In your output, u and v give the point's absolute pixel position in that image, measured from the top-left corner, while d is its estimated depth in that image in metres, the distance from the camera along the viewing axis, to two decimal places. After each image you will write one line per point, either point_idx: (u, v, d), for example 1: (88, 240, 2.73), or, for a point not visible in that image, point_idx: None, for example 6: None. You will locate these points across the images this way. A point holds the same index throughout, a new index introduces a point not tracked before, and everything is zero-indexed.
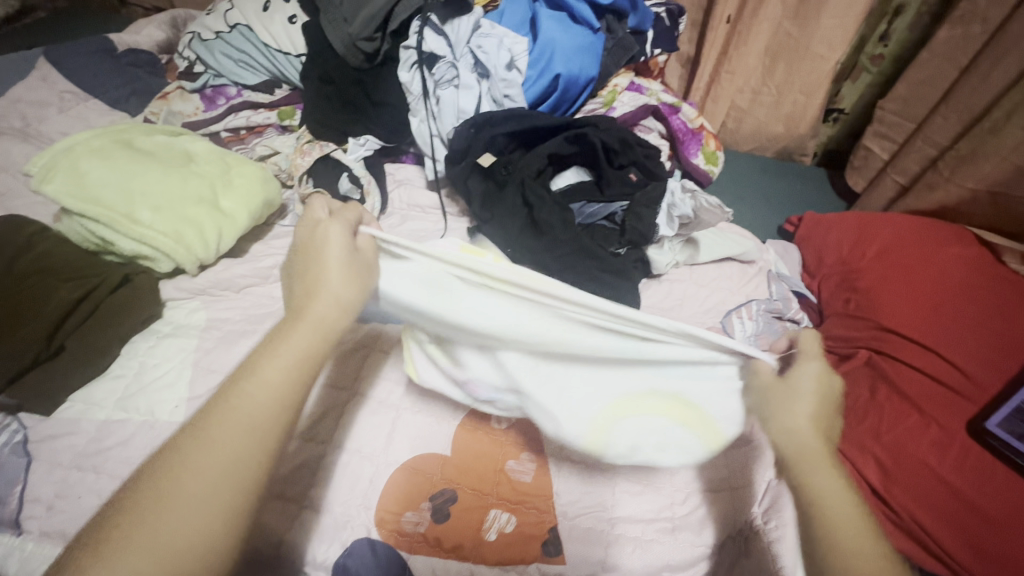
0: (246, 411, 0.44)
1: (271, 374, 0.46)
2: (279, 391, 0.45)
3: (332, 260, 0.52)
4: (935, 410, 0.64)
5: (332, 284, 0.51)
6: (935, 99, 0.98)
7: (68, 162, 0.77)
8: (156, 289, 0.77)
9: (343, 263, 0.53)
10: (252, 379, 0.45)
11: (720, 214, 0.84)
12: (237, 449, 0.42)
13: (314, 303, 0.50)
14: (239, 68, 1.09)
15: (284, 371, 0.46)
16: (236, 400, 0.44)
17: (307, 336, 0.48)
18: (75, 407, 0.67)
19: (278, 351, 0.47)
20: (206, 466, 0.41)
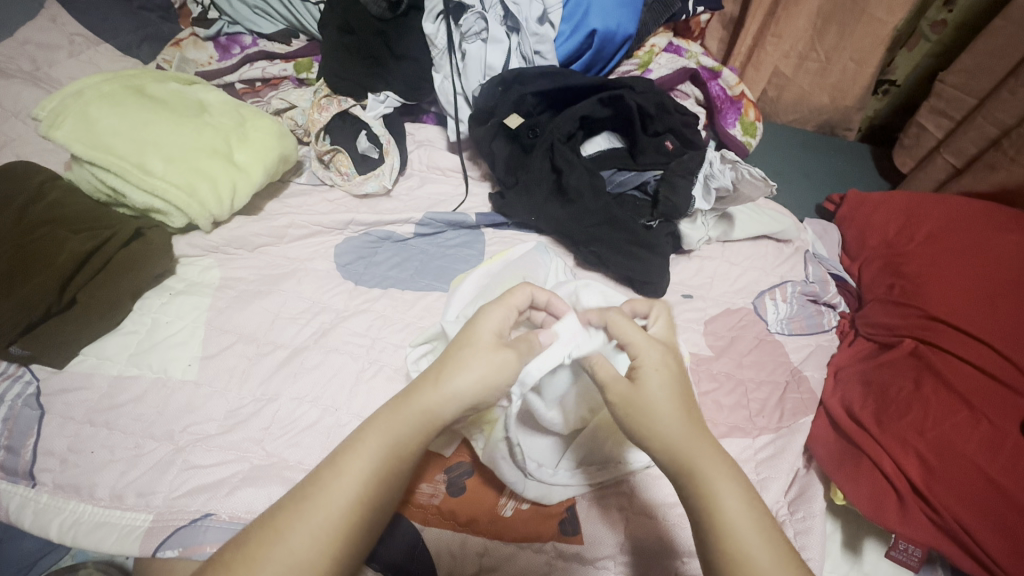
0: (331, 506, 0.42)
1: (360, 476, 0.43)
2: (372, 482, 0.44)
3: (479, 347, 0.48)
4: (985, 406, 0.61)
5: (457, 385, 0.46)
6: (1004, 73, 0.90)
7: (78, 108, 0.74)
8: (168, 244, 0.74)
9: (489, 348, 0.49)
10: (348, 471, 0.44)
11: (763, 187, 0.77)
12: (326, 543, 0.41)
13: (423, 393, 0.46)
14: (256, 16, 1.04)
15: (375, 475, 0.44)
16: (313, 500, 0.42)
17: (405, 428, 0.45)
18: (88, 361, 0.66)
19: (376, 444, 0.45)
20: (294, 560, 0.40)
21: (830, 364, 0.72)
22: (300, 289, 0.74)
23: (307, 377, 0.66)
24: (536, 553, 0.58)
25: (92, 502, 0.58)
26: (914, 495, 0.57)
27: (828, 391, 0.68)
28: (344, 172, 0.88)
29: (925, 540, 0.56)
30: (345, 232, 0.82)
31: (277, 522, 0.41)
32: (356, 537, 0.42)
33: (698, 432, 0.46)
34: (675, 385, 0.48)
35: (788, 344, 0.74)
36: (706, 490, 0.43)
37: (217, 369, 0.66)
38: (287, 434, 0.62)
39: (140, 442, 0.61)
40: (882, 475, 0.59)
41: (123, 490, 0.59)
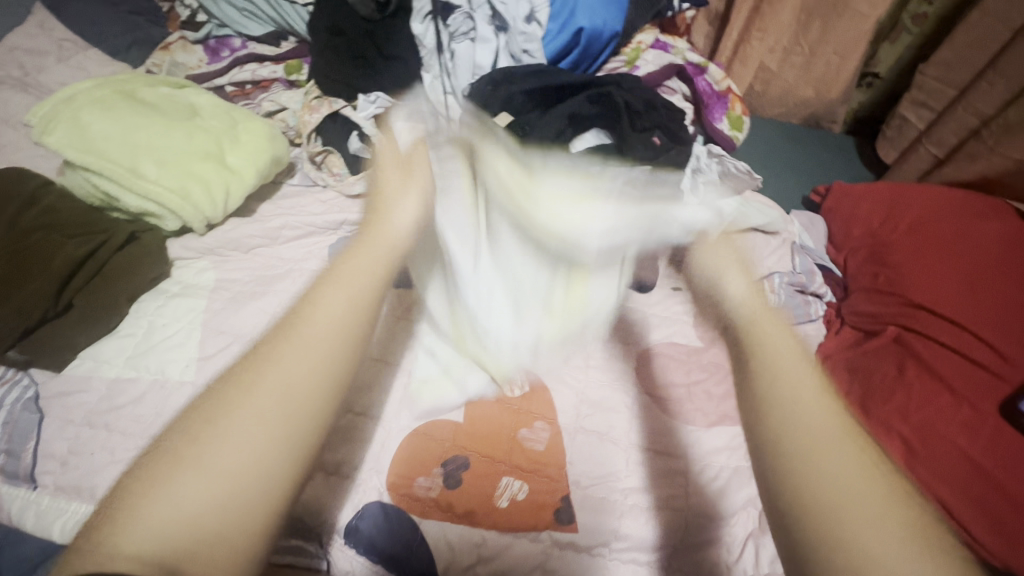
0: (266, 392, 0.39)
1: (305, 352, 0.41)
2: (321, 354, 0.41)
3: (385, 247, 0.53)
4: (965, 390, 0.63)
5: (334, 298, 0.45)
6: (984, 63, 0.91)
7: (69, 114, 0.74)
8: (163, 248, 0.75)
9: (387, 249, 0.53)
10: (276, 366, 0.40)
11: (748, 179, 0.84)
12: (270, 430, 0.38)
13: (317, 291, 0.45)
14: (244, 19, 1.05)
15: (316, 352, 0.41)
16: (248, 387, 0.39)
17: (340, 313, 0.44)
18: (85, 364, 0.67)
19: (300, 348, 0.41)
20: (229, 460, 0.36)
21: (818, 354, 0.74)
22: (295, 290, 0.75)
23: None
24: (533, 542, 0.59)
25: (94, 502, 0.59)
26: None
27: None
28: (336, 172, 0.90)
29: None
30: (339, 232, 0.83)
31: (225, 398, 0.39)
32: (307, 427, 0.39)
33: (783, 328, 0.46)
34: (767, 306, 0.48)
35: None
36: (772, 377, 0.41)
37: (214, 370, 0.67)
38: None
39: (139, 443, 0.62)
40: None
41: None
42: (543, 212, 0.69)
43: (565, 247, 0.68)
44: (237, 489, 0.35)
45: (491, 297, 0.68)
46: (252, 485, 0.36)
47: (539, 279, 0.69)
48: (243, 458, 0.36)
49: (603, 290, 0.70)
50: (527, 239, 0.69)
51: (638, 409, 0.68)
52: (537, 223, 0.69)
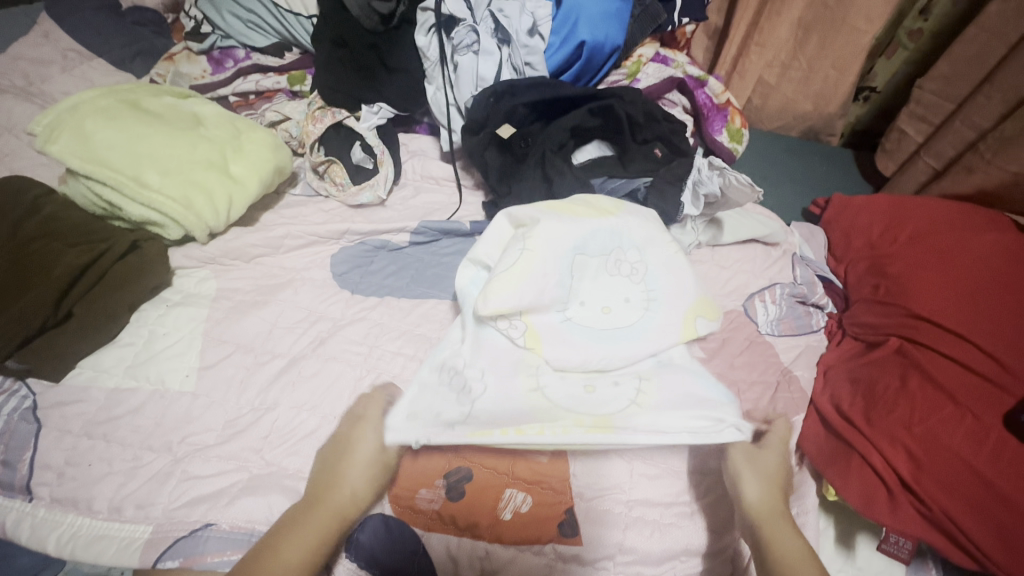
0: None
1: (289, 562, 0.50)
2: (293, 572, 0.50)
3: (359, 459, 0.58)
4: (969, 401, 0.63)
5: (351, 478, 0.57)
6: (980, 79, 0.93)
7: (73, 122, 0.74)
8: (164, 256, 0.74)
9: (369, 463, 0.58)
10: (276, 561, 0.50)
11: (750, 193, 0.78)
12: None
13: (334, 493, 0.56)
14: (248, 30, 1.05)
15: (292, 570, 0.50)
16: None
17: (318, 523, 0.53)
18: (84, 374, 0.66)
19: (303, 526, 0.53)
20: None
21: (820, 364, 0.74)
22: (297, 299, 0.75)
23: (305, 385, 0.66)
24: (537, 555, 0.58)
25: (90, 515, 0.58)
26: (904, 489, 0.59)
27: (818, 389, 0.70)
28: (340, 182, 0.90)
29: (914, 532, 0.57)
30: (342, 242, 0.83)
31: None
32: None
33: (781, 499, 0.57)
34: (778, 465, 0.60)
35: (778, 344, 0.76)
36: (771, 534, 0.54)
37: (215, 379, 0.66)
38: (286, 442, 0.62)
39: (138, 454, 0.61)
40: (873, 470, 0.60)
41: (121, 502, 0.59)
42: (540, 287, 0.66)
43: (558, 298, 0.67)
44: None
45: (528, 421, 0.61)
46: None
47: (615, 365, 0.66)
48: None
49: (676, 383, 0.64)
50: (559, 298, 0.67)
51: None
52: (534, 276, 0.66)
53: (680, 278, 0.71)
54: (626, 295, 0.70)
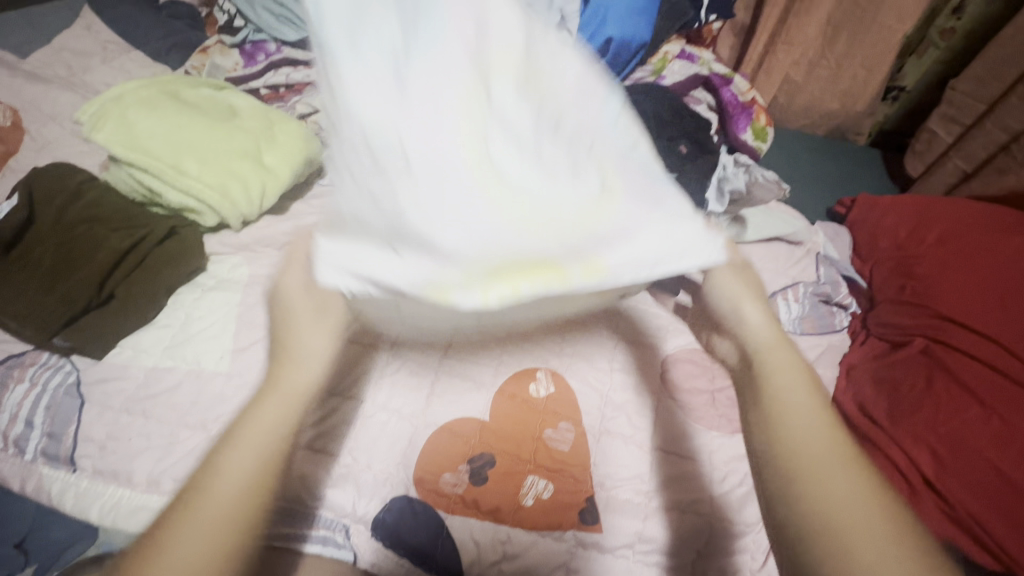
0: (216, 508, 0.42)
1: (243, 474, 0.44)
2: (257, 471, 0.45)
3: (300, 310, 0.55)
4: (996, 403, 0.62)
5: (305, 356, 0.53)
6: (1013, 79, 0.91)
7: (117, 111, 0.77)
8: (201, 243, 0.77)
9: (311, 308, 0.55)
10: (217, 470, 0.45)
11: (776, 190, 0.80)
12: (213, 538, 0.41)
13: (285, 370, 0.51)
14: (280, 24, 1.08)
15: (259, 462, 0.45)
16: (192, 514, 0.42)
17: (276, 402, 0.49)
18: (125, 353, 0.68)
19: (265, 410, 0.48)
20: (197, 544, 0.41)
21: (843, 364, 0.74)
22: None
23: (334, 368, 0.68)
24: (557, 541, 0.59)
25: (130, 486, 0.61)
26: (926, 487, 0.59)
27: (841, 389, 0.70)
28: None
29: (936, 531, 0.57)
30: None
31: (164, 535, 0.41)
32: (267, 493, 0.45)
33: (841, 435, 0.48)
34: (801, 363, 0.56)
35: (801, 342, 0.76)
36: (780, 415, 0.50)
37: (247, 361, 0.69)
38: (315, 424, 0.65)
39: (175, 430, 0.64)
40: (895, 468, 0.61)
41: (159, 476, 0.61)
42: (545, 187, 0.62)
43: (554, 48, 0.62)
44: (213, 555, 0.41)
45: (513, 262, 0.49)
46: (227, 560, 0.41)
47: (561, 189, 0.53)
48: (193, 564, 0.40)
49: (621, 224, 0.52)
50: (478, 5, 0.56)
51: (666, 413, 0.68)
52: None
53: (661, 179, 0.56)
54: (573, 171, 0.54)
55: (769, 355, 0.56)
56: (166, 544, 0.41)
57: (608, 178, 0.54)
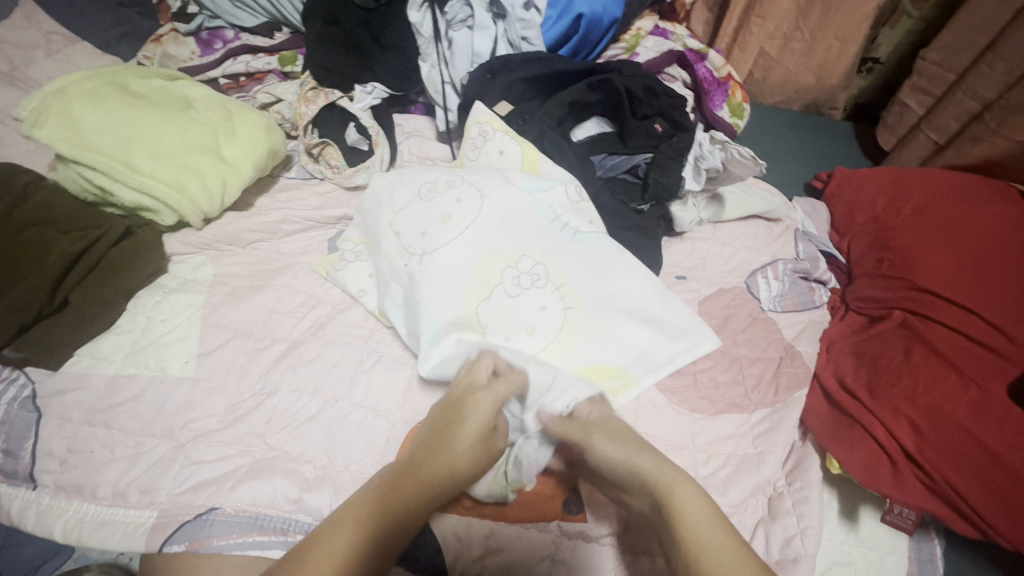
0: (358, 507, 0.51)
1: (374, 492, 0.52)
2: (375, 506, 0.51)
3: (468, 427, 0.57)
4: (973, 371, 0.62)
5: (463, 444, 0.56)
6: (983, 46, 0.91)
7: (59, 106, 0.72)
8: (159, 243, 0.73)
9: (478, 431, 0.57)
10: (373, 491, 0.53)
11: (752, 166, 0.77)
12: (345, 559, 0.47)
13: (441, 456, 0.55)
14: (236, 9, 1.04)
15: (392, 506, 0.51)
16: (344, 518, 0.50)
17: (420, 469, 0.54)
18: (83, 362, 0.65)
19: (406, 483, 0.53)
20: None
21: (823, 340, 0.73)
22: (295, 284, 0.74)
23: (306, 369, 0.66)
24: (542, 532, 0.59)
25: (95, 501, 0.58)
26: (908, 461, 0.59)
27: (821, 365, 0.69)
28: (334, 164, 0.88)
29: (917, 503, 0.57)
30: (338, 226, 0.82)
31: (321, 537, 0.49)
32: (379, 554, 0.49)
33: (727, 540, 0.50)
34: (707, 508, 0.52)
35: (782, 320, 0.75)
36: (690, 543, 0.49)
37: (215, 365, 0.66)
38: (288, 426, 0.63)
39: (140, 440, 0.61)
40: (876, 443, 0.60)
41: (125, 488, 0.59)
42: (514, 246, 0.69)
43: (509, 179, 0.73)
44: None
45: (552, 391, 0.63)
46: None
47: (496, 300, 0.66)
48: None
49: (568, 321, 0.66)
50: (457, 282, 0.67)
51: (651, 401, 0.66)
52: (448, 231, 0.69)
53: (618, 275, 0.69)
54: (543, 302, 0.67)
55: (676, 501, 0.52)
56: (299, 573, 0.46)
57: (570, 297, 0.67)
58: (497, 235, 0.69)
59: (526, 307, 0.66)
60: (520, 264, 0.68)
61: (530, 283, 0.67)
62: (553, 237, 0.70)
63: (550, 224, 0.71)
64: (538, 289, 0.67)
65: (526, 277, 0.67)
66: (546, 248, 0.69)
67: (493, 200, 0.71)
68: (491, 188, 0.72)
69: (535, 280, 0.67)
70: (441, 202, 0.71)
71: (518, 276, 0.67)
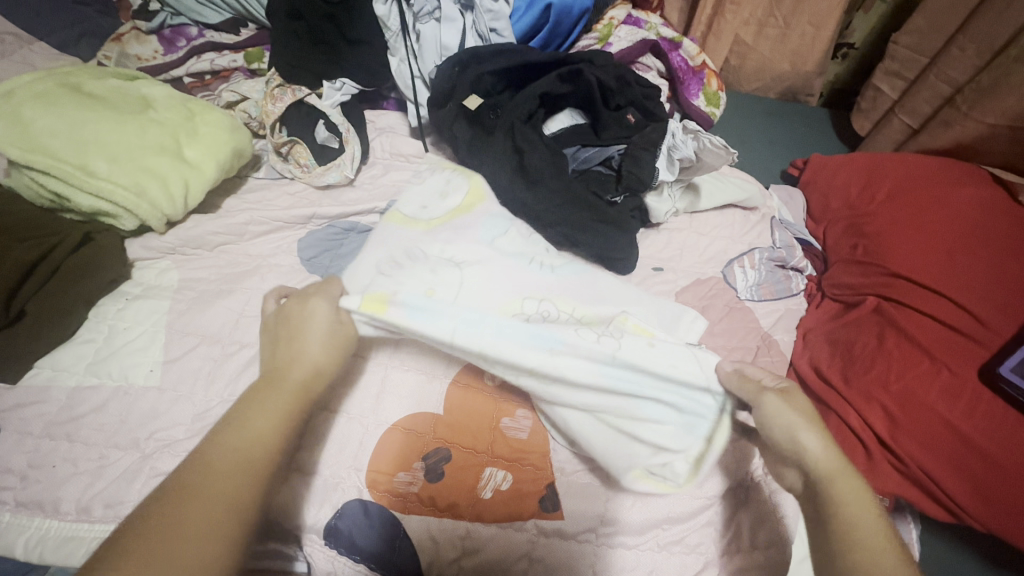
0: (233, 451, 0.44)
1: (252, 432, 0.46)
2: (256, 440, 0.45)
3: (315, 331, 0.54)
4: (945, 356, 0.62)
5: (310, 347, 0.53)
6: (953, 30, 0.91)
7: (8, 109, 0.70)
8: (121, 249, 0.71)
9: (328, 331, 0.55)
10: (239, 425, 0.46)
11: (724, 155, 0.76)
12: (219, 502, 0.41)
13: (281, 369, 0.51)
14: (200, 6, 1.01)
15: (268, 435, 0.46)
16: (208, 463, 0.43)
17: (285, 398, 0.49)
18: (43, 374, 0.63)
19: (266, 408, 0.48)
20: (211, 501, 0.41)
21: (799, 328, 0.73)
22: (264, 286, 0.73)
23: None
24: (519, 532, 0.57)
25: (58, 517, 0.57)
26: (882, 447, 0.59)
27: (797, 353, 0.69)
28: (303, 163, 0.85)
29: (891, 490, 0.57)
30: (309, 226, 0.81)
31: (189, 488, 0.41)
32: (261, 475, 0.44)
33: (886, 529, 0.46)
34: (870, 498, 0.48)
35: (758, 309, 0.75)
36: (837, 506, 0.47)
37: (181, 372, 0.64)
38: None
39: (104, 452, 0.59)
40: (850, 430, 0.60)
41: (89, 503, 0.57)
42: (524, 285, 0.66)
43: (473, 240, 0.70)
44: (198, 533, 0.38)
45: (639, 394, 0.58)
46: (241, 500, 0.42)
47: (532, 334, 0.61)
48: (202, 532, 0.39)
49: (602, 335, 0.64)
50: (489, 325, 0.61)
51: None
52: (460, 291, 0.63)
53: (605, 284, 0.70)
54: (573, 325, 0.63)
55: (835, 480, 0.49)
56: (166, 525, 0.38)
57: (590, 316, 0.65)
58: (500, 281, 0.65)
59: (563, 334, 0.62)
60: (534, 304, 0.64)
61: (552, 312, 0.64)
62: (546, 272, 0.68)
63: (531, 263, 0.68)
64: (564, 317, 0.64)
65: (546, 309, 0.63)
66: (545, 283, 0.66)
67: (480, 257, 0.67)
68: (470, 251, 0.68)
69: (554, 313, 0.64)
70: (416, 273, 0.63)
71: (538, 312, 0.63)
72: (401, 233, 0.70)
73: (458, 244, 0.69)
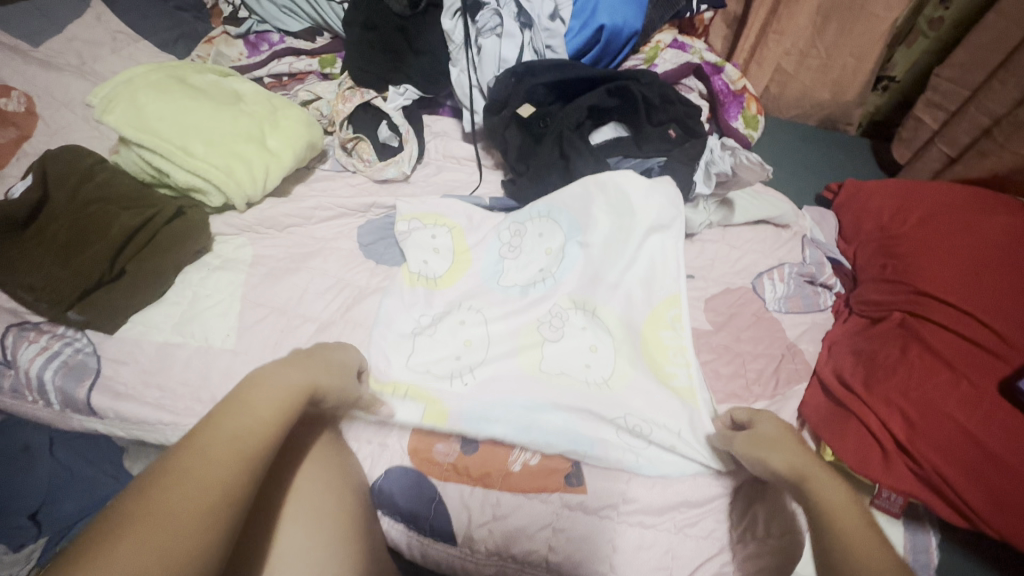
0: (204, 457, 0.39)
1: (272, 396, 0.47)
2: (233, 464, 0.40)
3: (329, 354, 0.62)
4: (964, 367, 0.65)
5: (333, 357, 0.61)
6: (994, 64, 0.94)
7: (127, 94, 0.80)
8: (205, 223, 0.79)
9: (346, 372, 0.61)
10: (257, 386, 0.48)
11: (760, 172, 0.79)
12: (189, 506, 0.35)
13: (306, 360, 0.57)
14: (284, 15, 1.11)
15: (259, 429, 0.43)
16: (178, 470, 0.37)
17: (299, 375, 0.52)
18: (135, 328, 0.72)
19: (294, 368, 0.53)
20: (199, 469, 0.38)
21: (825, 340, 0.76)
22: (326, 267, 0.80)
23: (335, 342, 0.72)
24: (544, 503, 0.62)
25: None
26: (900, 450, 0.62)
27: (821, 361, 0.72)
28: (366, 158, 0.95)
29: (907, 491, 0.60)
30: (368, 214, 0.88)
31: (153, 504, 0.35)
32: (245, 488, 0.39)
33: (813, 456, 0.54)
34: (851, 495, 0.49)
35: (784, 321, 0.78)
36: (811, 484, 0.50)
37: (251, 334, 0.72)
38: None
39: (188, 404, 0.67)
40: (869, 433, 0.63)
41: None
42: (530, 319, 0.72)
43: (479, 289, 0.76)
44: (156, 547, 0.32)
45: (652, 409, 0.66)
46: (226, 478, 0.38)
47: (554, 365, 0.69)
48: (188, 532, 0.34)
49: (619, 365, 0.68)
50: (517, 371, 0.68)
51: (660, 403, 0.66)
52: (476, 344, 0.71)
53: (617, 318, 0.71)
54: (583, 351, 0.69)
55: (810, 471, 0.52)
56: (151, 507, 0.34)
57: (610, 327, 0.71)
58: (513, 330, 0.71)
59: (575, 361, 0.69)
60: (549, 334, 0.70)
61: (562, 335, 0.70)
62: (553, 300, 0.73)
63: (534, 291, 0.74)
64: (577, 342, 0.70)
65: (554, 327, 0.71)
66: (564, 317, 0.71)
67: (492, 301, 0.74)
68: (479, 298, 0.75)
69: (566, 339, 0.70)
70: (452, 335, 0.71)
71: (550, 328, 0.71)
72: (415, 295, 0.76)
73: (464, 289, 0.77)
